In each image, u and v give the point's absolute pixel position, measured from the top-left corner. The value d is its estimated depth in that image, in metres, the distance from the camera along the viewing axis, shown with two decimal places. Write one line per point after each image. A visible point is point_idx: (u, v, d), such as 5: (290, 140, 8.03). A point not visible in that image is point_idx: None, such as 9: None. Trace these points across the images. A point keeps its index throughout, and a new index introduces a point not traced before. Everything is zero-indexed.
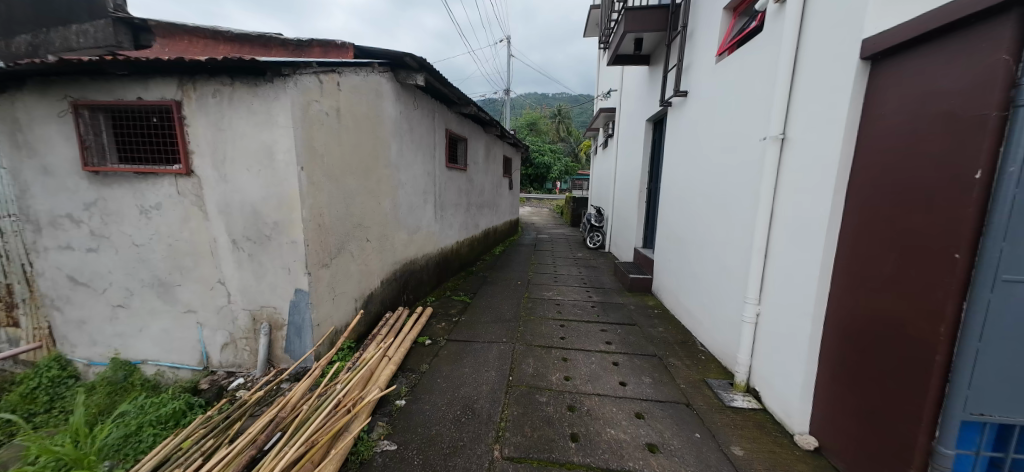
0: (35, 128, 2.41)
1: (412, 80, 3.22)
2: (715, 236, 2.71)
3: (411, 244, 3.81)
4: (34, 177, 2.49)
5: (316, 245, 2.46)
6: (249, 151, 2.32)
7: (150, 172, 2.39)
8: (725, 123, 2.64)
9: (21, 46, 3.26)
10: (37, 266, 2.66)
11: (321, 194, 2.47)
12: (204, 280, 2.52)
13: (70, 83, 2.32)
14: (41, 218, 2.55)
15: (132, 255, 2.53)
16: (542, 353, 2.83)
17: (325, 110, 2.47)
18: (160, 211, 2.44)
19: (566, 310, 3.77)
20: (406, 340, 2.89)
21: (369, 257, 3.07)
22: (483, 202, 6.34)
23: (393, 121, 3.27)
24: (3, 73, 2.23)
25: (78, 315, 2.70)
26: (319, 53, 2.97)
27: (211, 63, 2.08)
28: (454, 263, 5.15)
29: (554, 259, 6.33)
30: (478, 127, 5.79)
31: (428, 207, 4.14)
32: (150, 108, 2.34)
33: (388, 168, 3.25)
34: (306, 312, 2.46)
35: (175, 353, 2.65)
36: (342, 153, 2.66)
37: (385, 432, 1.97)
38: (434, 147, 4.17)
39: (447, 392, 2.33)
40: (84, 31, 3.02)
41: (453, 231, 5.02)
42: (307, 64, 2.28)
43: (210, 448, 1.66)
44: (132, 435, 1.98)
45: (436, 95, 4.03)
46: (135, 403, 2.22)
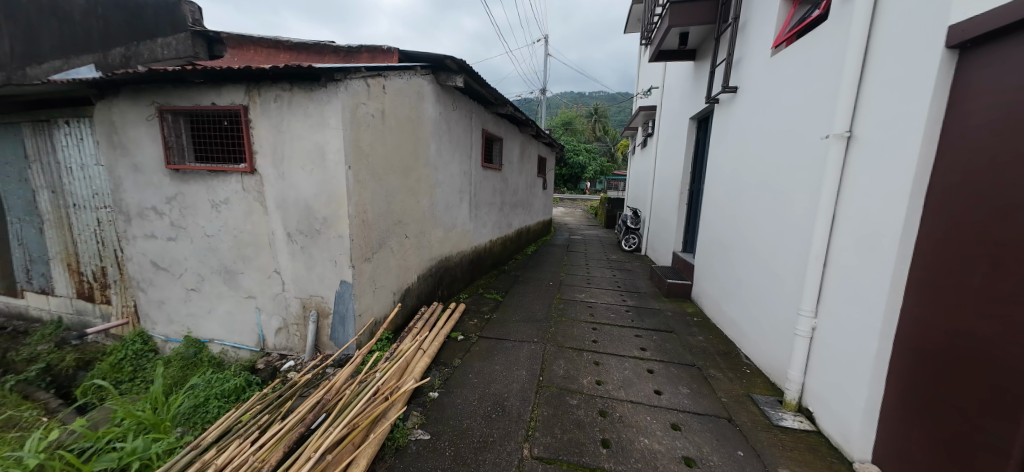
0: (129, 131, 2.75)
1: (452, 82, 3.32)
2: (766, 241, 2.54)
3: (447, 241, 3.92)
4: (127, 174, 2.85)
5: (360, 239, 2.60)
6: (304, 152, 2.50)
7: (220, 170, 2.65)
8: (780, 121, 2.46)
9: (117, 58, 3.71)
10: (126, 251, 3.03)
11: (366, 191, 2.61)
12: (262, 269, 2.76)
13: (157, 91, 2.62)
14: (131, 210, 2.91)
15: (203, 245, 2.82)
16: (574, 355, 2.80)
17: (372, 112, 2.61)
18: (228, 206, 2.70)
19: (599, 313, 3.70)
20: (440, 335, 2.98)
21: (407, 253, 3.20)
22: (517, 201, 6.37)
23: (433, 122, 3.38)
24: (105, 83, 2.56)
25: (158, 296, 3.04)
26: (367, 58, 3.15)
27: (273, 71, 2.27)
28: (487, 261, 5.22)
29: (588, 260, 6.22)
30: (514, 127, 5.82)
31: (463, 206, 4.23)
32: (221, 112, 2.60)
33: (427, 168, 3.36)
34: (349, 302, 2.61)
35: (237, 334, 2.92)
36: (385, 153, 2.79)
37: (419, 421, 2.05)
38: (471, 147, 4.26)
39: (478, 387, 2.37)
40: (168, 44, 3.40)
41: (487, 230, 5.08)
42: (357, 69, 2.41)
43: (266, 422, 1.81)
44: (200, 406, 2.20)
45: (474, 95, 4.12)
46: (203, 377, 2.48)
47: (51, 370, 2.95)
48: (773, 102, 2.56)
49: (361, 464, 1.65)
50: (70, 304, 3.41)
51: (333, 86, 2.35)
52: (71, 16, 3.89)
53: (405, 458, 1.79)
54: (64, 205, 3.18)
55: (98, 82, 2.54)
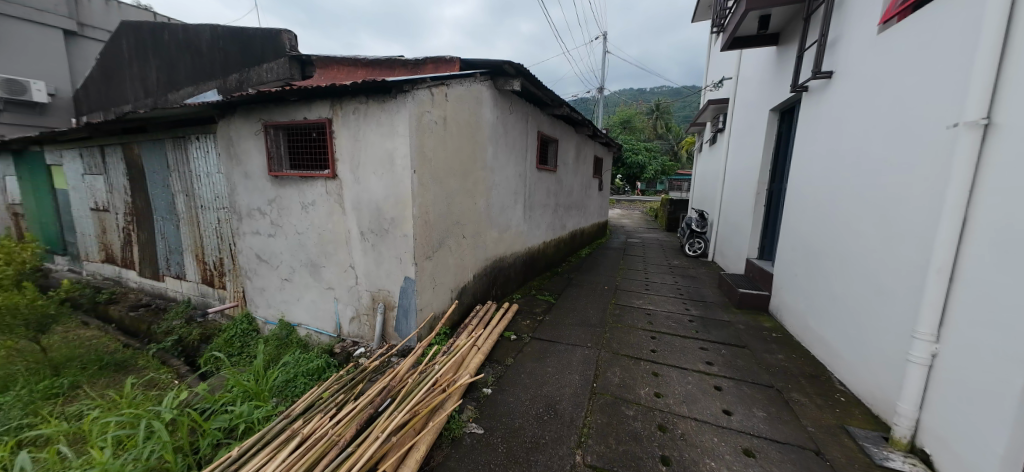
0: (241, 143, 3.25)
1: (510, 86, 3.40)
2: (871, 249, 2.21)
3: (502, 242, 4.01)
4: (239, 180, 3.37)
5: (423, 239, 2.79)
6: (377, 158, 2.74)
7: (309, 176, 3.02)
8: (890, 109, 2.13)
9: (232, 82, 4.41)
10: (238, 245, 3.59)
11: (428, 194, 2.79)
12: (340, 264, 3.08)
13: (262, 109, 3.06)
14: (242, 210, 3.43)
15: (295, 242, 3.23)
16: (631, 364, 2.69)
17: (435, 119, 2.78)
18: (314, 207, 3.06)
19: (659, 321, 3.52)
20: (494, 333, 3.06)
21: (465, 252, 3.35)
22: (572, 203, 6.30)
23: (490, 126, 3.49)
24: (225, 105, 3.05)
25: (259, 284, 3.55)
26: (432, 69, 3.38)
27: (353, 86, 2.52)
28: (541, 263, 5.23)
29: (647, 265, 5.93)
30: (570, 128, 5.78)
31: (518, 207, 4.30)
32: (311, 126, 2.96)
33: (484, 170, 3.48)
34: (412, 297, 2.80)
35: (319, 320, 3.28)
36: (446, 157, 2.95)
37: (473, 415, 2.14)
38: (527, 149, 4.31)
39: (531, 388, 2.40)
40: (271, 68, 3.95)
41: (541, 231, 5.11)
42: (422, 79, 2.59)
43: (343, 400, 2.03)
44: (290, 381, 2.53)
45: (530, 98, 4.17)
46: (293, 357, 2.84)
47: (183, 341, 3.58)
48: (881, 88, 2.22)
49: (422, 449, 1.76)
50: (196, 288, 4.11)
51: (403, 96, 2.54)
52: (201, 50, 4.70)
53: (460, 449, 1.88)
54: (194, 206, 3.86)
55: (220, 104, 3.04)
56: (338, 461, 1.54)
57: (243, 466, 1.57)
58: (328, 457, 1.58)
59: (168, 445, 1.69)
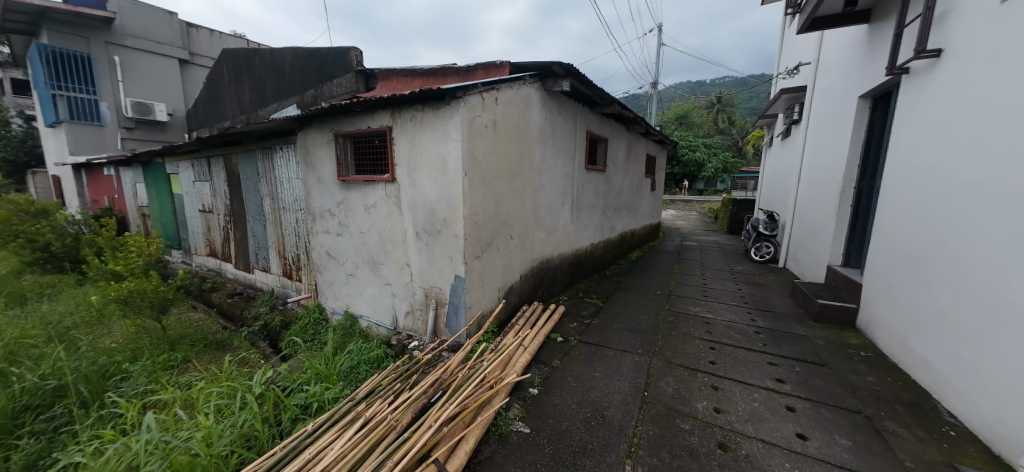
0: (315, 152, 3.63)
1: (559, 86, 3.39)
2: (991, 256, 1.88)
3: (549, 243, 4.03)
4: (313, 185, 3.76)
5: (472, 239, 2.89)
6: (431, 162, 2.90)
7: (371, 180, 3.28)
8: (1018, 92, 1.81)
9: (308, 97, 4.92)
10: (312, 243, 4.00)
11: (478, 195, 2.89)
12: (397, 262, 3.29)
13: (332, 120, 3.39)
14: (315, 212, 3.82)
15: (359, 241, 3.52)
16: (687, 375, 2.55)
17: (486, 123, 2.88)
18: (376, 209, 3.32)
19: (719, 331, 3.28)
20: (540, 334, 3.08)
21: (512, 252, 3.41)
22: (622, 204, 6.11)
23: (539, 128, 3.52)
24: (302, 117, 3.42)
25: (329, 278, 3.92)
26: (482, 75, 3.50)
27: (410, 95, 2.70)
28: (589, 265, 5.14)
29: (705, 270, 5.55)
30: (621, 126, 5.61)
31: (566, 208, 4.27)
32: (374, 133, 3.21)
33: (532, 172, 3.52)
34: (462, 295, 2.92)
35: (379, 313, 3.54)
36: (495, 159, 3.03)
37: (520, 414, 2.18)
38: (575, 150, 4.28)
39: (578, 392, 2.38)
40: (341, 83, 4.37)
41: (589, 232, 5.02)
42: (474, 85, 2.69)
43: (399, 389, 2.18)
44: (354, 368, 2.77)
45: (579, 98, 4.13)
46: (357, 345, 3.09)
47: (267, 326, 4.07)
48: (1005, 67, 1.89)
49: (470, 441, 1.84)
50: (278, 280, 4.65)
51: (455, 102, 2.65)
52: (283, 70, 5.32)
53: (508, 446, 1.93)
54: (277, 208, 4.37)
55: (299, 118, 3.42)
56: (397, 444, 1.66)
57: (317, 441, 1.76)
58: (387, 440, 1.71)
59: (257, 415, 1.95)
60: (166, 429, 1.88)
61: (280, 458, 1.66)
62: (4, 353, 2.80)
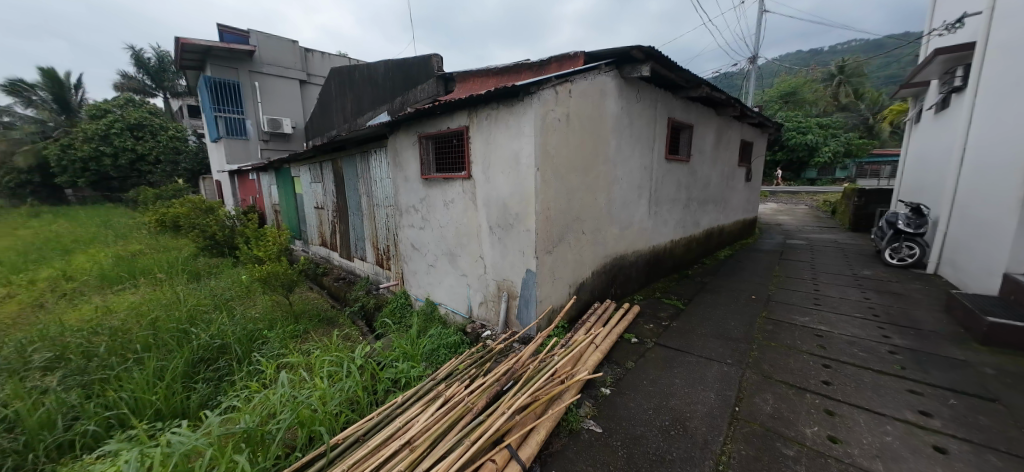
0: (402, 153, 3.99)
1: (637, 72, 3.19)
2: None
3: (623, 239, 3.85)
4: (401, 184, 4.14)
5: (544, 234, 2.91)
6: (505, 159, 2.98)
7: (450, 177, 3.49)
8: None
9: (397, 104, 5.42)
10: (399, 236, 4.43)
11: (550, 190, 2.88)
12: (472, 255, 3.47)
13: (416, 124, 3.69)
14: (403, 207, 4.22)
15: (438, 234, 3.79)
16: (790, 394, 2.22)
17: (559, 117, 2.84)
18: (453, 204, 3.54)
19: (834, 347, 2.79)
20: (613, 333, 2.97)
21: (584, 248, 3.35)
22: (709, 197, 5.53)
23: (614, 119, 3.37)
24: (392, 123, 3.79)
25: (413, 268, 4.31)
26: (556, 68, 3.47)
27: (486, 94, 2.79)
28: (668, 263, 4.78)
29: (815, 274, 4.75)
30: (710, 110, 5.06)
31: (642, 203, 4.02)
32: (453, 133, 3.42)
33: (606, 165, 3.39)
34: (533, 289, 2.96)
35: (455, 302, 3.78)
36: (568, 153, 2.99)
37: (591, 412, 2.14)
38: (654, 139, 3.99)
39: (655, 397, 2.25)
40: (424, 89, 4.75)
41: (669, 228, 4.67)
42: (548, 79, 2.67)
43: (474, 374, 2.31)
44: (435, 350, 3.01)
45: (661, 83, 3.82)
46: (436, 330, 3.35)
47: (364, 308, 4.64)
48: None
49: (541, 432, 1.86)
50: (372, 267, 5.25)
51: (529, 98, 2.67)
52: (377, 81, 5.97)
53: (578, 442, 1.92)
54: (372, 205, 4.92)
55: (390, 123, 3.80)
56: (473, 425, 1.76)
57: (405, 412, 1.97)
58: (464, 420, 1.82)
59: (359, 384, 2.26)
60: (294, 385, 2.28)
61: (377, 422, 1.91)
62: (188, 316, 3.67)
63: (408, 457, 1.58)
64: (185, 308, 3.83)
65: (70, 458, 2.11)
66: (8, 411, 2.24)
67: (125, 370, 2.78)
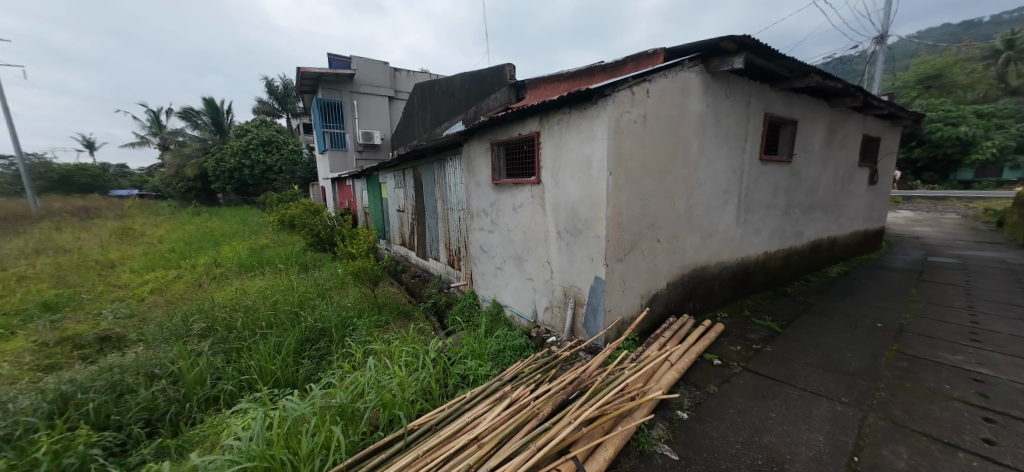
0: (475, 160, 4.18)
1: (726, 65, 2.89)
2: None
3: (704, 248, 3.50)
4: (473, 188, 4.33)
5: (615, 241, 2.78)
6: (575, 163, 2.93)
7: (519, 182, 3.56)
8: None
9: (471, 113, 5.70)
10: (470, 238, 4.62)
11: (623, 195, 2.75)
12: (539, 259, 3.47)
13: (489, 131, 3.83)
14: (474, 211, 4.40)
15: (507, 238, 3.87)
16: (933, 450, 1.78)
17: (635, 118, 2.70)
18: (522, 208, 3.59)
19: (1002, 398, 2.16)
20: (691, 352, 2.71)
21: (659, 257, 3.12)
22: (816, 202, 4.75)
23: (697, 117, 3.09)
24: (467, 131, 3.99)
25: (482, 269, 4.46)
26: (632, 67, 3.32)
27: (558, 99, 2.77)
28: (760, 278, 4.22)
29: (971, 301, 3.76)
30: (819, 102, 4.36)
31: (729, 209, 3.62)
32: (523, 139, 3.48)
33: (686, 167, 3.13)
34: (601, 297, 2.84)
35: (521, 305, 3.82)
36: (644, 156, 2.82)
37: (665, 436, 1.97)
38: (746, 139, 3.58)
39: (744, 430, 1.98)
40: (496, 97, 4.93)
41: (762, 238, 4.12)
42: (624, 80, 2.55)
43: (539, 379, 2.29)
44: (501, 351, 3.07)
45: (756, 74, 3.41)
46: (503, 332, 3.42)
47: (437, 305, 4.93)
48: None
49: (610, 449, 1.77)
50: (445, 267, 5.57)
51: (603, 101, 2.57)
52: (454, 93, 6.38)
53: (651, 467, 1.78)
54: (446, 208, 5.23)
55: (465, 132, 4.00)
56: (538, 431, 1.74)
57: (472, 408, 2.03)
58: (530, 424, 1.80)
59: (432, 376, 2.40)
60: (378, 370, 2.52)
61: (447, 414, 2.00)
62: (298, 301, 4.30)
63: (476, 453, 1.61)
64: (296, 294, 4.50)
65: (214, 410, 2.61)
66: (176, 367, 2.86)
67: (253, 343, 3.36)
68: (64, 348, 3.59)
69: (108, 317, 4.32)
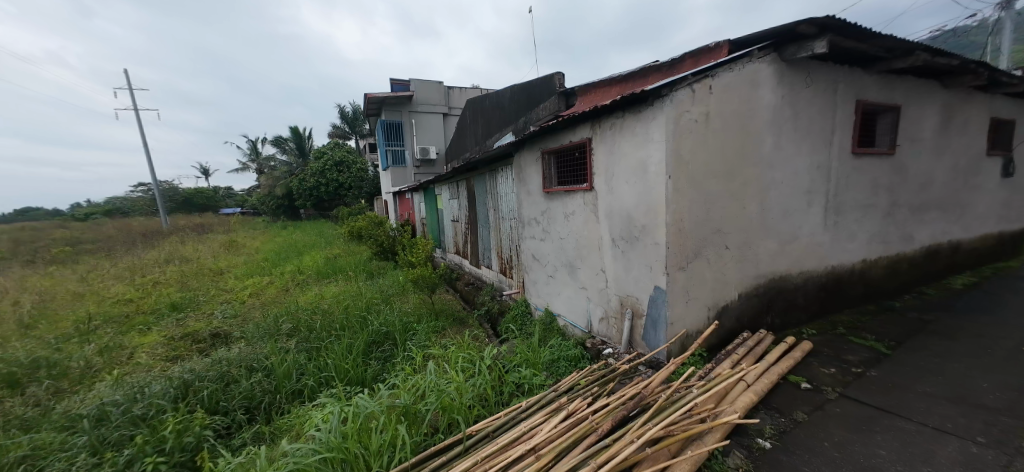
0: (525, 169, 4.22)
1: (804, 51, 2.61)
2: None
3: (783, 255, 3.14)
4: (524, 197, 4.37)
5: (676, 248, 2.61)
6: (630, 167, 2.82)
7: (571, 189, 3.52)
8: None
9: (521, 124, 5.79)
10: (521, 247, 4.66)
11: (684, 199, 2.58)
12: (593, 267, 3.38)
13: (539, 141, 3.86)
14: (525, 220, 4.44)
15: (559, 246, 3.83)
16: None
17: (696, 118, 2.54)
18: (574, 216, 3.54)
19: None
20: (771, 372, 2.43)
21: (728, 265, 2.87)
22: (927, 200, 4.04)
23: (769, 111, 2.82)
24: (517, 142, 4.06)
25: (534, 277, 4.45)
26: (691, 64, 3.16)
27: (611, 104, 2.71)
28: (855, 290, 3.67)
29: None
30: (926, 83, 3.73)
31: (812, 211, 3.22)
32: (575, 146, 3.44)
33: (758, 167, 2.86)
34: (662, 308, 2.68)
35: (574, 315, 3.73)
36: (707, 157, 2.64)
37: (743, 466, 1.78)
38: (831, 131, 3.18)
39: (844, 468, 1.71)
40: (546, 107, 4.97)
41: (856, 243, 3.59)
42: (683, 78, 2.42)
43: (597, 392, 2.20)
44: (556, 361, 3.02)
45: (840, 58, 3.03)
46: (557, 341, 3.36)
47: (491, 312, 5.01)
48: None
49: None
50: (498, 275, 5.65)
51: (660, 102, 2.46)
52: (504, 105, 6.54)
53: None
54: (498, 218, 5.33)
55: (516, 142, 4.07)
56: (598, 447, 1.67)
57: (528, 418, 2.02)
58: (589, 439, 1.74)
59: (489, 382, 2.44)
60: (438, 374, 2.62)
61: (504, 422, 2.01)
62: (366, 306, 4.66)
63: (533, 464, 1.59)
64: (364, 300, 4.88)
65: (297, 403, 2.90)
66: (269, 362, 3.24)
67: (329, 342, 3.71)
68: (185, 342, 4.26)
69: (217, 316, 5.05)
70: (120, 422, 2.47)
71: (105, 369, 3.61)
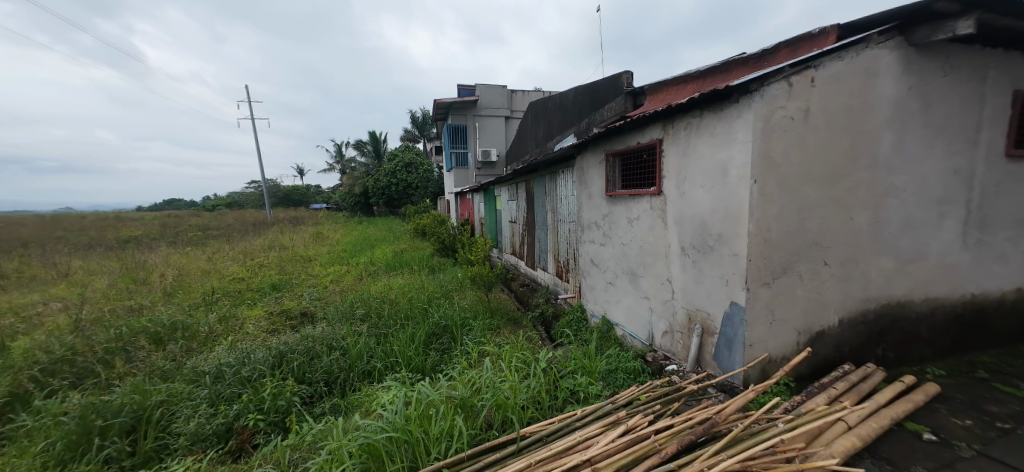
0: (588, 171, 4.11)
1: (940, 34, 2.16)
2: None
3: (900, 277, 2.64)
4: (585, 200, 4.26)
5: (760, 261, 2.33)
6: (708, 170, 2.58)
7: (637, 193, 3.34)
8: None
9: (584, 125, 5.67)
10: (580, 251, 4.55)
11: (773, 207, 2.29)
12: (658, 277, 3.17)
13: (604, 142, 3.73)
14: (585, 223, 4.32)
15: (621, 252, 3.66)
16: None
17: (792, 115, 2.25)
18: (639, 221, 3.35)
19: None
20: (880, 415, 2.04)
21: (825, 284, 2.49)
22: None
23: (889, 106, 2.39)
24: (581, 143, 3.97)
25: (591, 283, 4.32)
26: (786, 54, 2.85)
27: (688, 102, 2.51)
28: (1003, 325, 2.95)
29: None
30: None
31: (944, 225, 2.66)
32: (643, 148, 3.26)
33: (871, 170, 2.43)
34: (739, 327, 2.41)
35: (635, 325, 3.54)
36: (804, 158, 2.31)
37: None
38: (976, 128, 2.59)
39: None
40: (611, 107, 4.82)
41: (1008, 267, 2.88)
42: (778, 71, 2.15)
43: (659, 411, 2.05)
44: (614, 373, 2.89)
45: (994, 38, 2.46)
46: (615, 351, 3.21)
47: (545, 315, 4.97)
48: None
49: None
50: (553, 278, 5.60)
51: (748, 98, 2.22)
52: (567, 106, 6.47)
53: None
54: (557, 220, 5.27)
55: (579, 144, 3.99)
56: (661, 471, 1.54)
57: (584, 427, 1.95)
58: (651, 460, 1.62)
59: (543, 386, 2.42)
60: (494, 371, 2.66)
61: (559, 427, 1.96)
62: (427, 298, 4.93)
63: None
64: (426, 293, 5.17)
65: (366, 383, 3.16)
66: (345, 342, 3.58)
67: (395, 330, 3.99)
68: (280, 318, 4.90)
69: (305, 297, 5.74)
70: (232, 381, 2.93)
71: (221, 335, 4.30)
